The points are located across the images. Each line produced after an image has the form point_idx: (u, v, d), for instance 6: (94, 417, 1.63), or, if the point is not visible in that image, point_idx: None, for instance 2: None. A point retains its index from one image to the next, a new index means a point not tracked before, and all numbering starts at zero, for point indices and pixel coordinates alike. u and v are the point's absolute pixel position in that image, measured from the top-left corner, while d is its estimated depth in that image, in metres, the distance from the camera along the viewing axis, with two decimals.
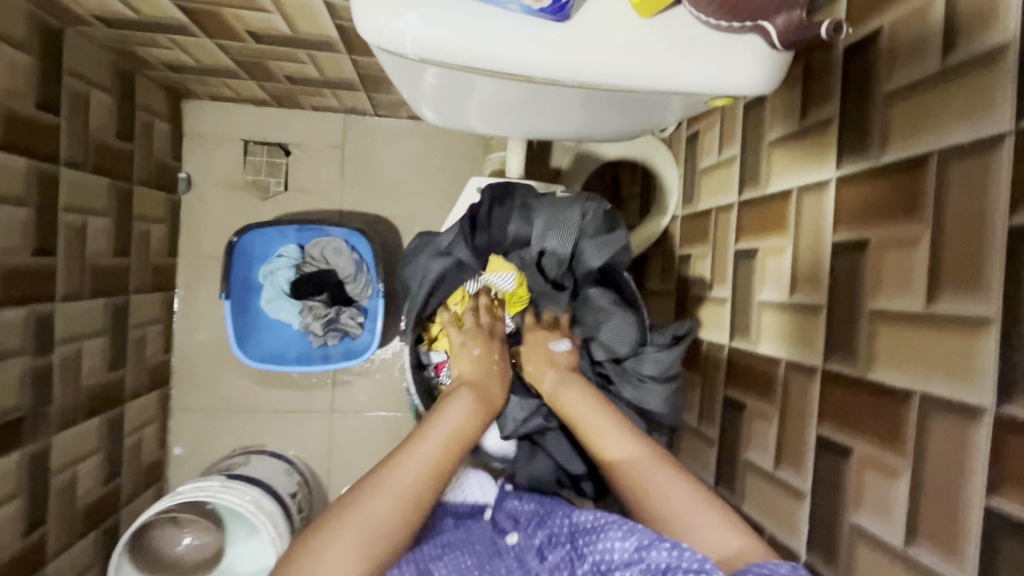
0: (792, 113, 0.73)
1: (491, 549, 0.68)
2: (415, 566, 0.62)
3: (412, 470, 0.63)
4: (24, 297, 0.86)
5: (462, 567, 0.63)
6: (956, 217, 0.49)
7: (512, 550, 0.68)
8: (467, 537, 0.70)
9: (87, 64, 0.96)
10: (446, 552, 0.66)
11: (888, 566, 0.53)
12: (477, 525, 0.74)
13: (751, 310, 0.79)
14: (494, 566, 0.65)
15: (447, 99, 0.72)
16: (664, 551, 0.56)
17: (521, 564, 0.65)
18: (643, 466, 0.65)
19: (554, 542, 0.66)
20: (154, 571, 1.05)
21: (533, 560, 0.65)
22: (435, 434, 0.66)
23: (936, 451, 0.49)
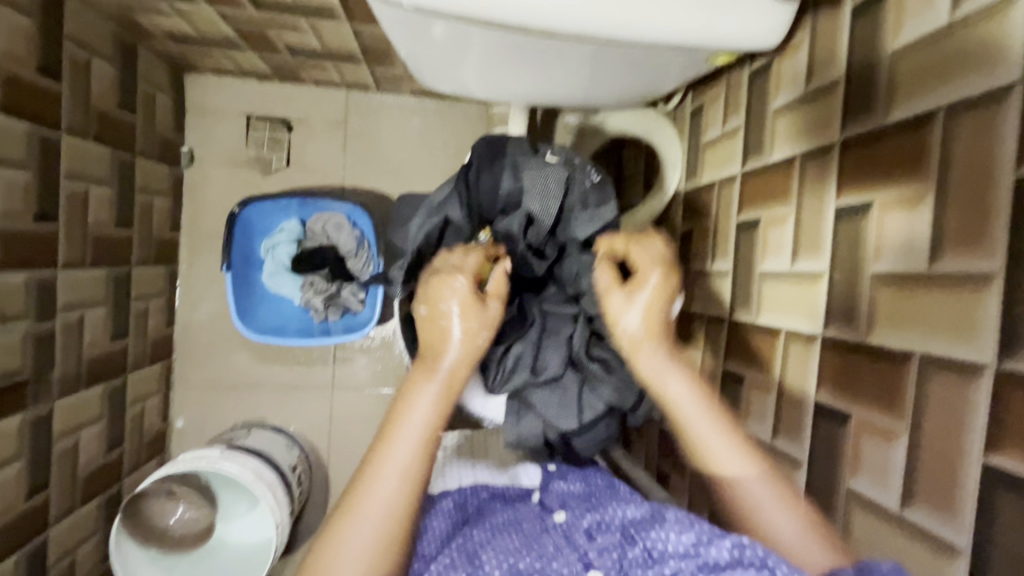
0: (797, 78, 0.72)
1: (539, 528, 0.68)
2: (463, 556, 0.63)
3: (400, 463, 0.59)
4: (25, 262, 0.86)
5: (511, 550, 0.62)
6: (962, 174, 0.48)
7: (561, 528, 0.68)
8: (515, 518, 0.70)
9: (87, 31, 0.96)
10: (495, 536, 0.66)
11: (884, 530, 0.53)
12: (526, 506, 0.73)
13: (752, 281, 0.78)
14: (542, 545, 0.64)
15: (448, 57, 0.71)
16: (724, 549, 0.55)
17: (569, 543, 0.65)
18: (703, 426, 0.62)
19: (604, 526, 0.65)
20: (141, 535, 1.02)
21: (581, 540, 0.64)
22: (418, 415, 0.61)
23: (934, 412, 0.48)
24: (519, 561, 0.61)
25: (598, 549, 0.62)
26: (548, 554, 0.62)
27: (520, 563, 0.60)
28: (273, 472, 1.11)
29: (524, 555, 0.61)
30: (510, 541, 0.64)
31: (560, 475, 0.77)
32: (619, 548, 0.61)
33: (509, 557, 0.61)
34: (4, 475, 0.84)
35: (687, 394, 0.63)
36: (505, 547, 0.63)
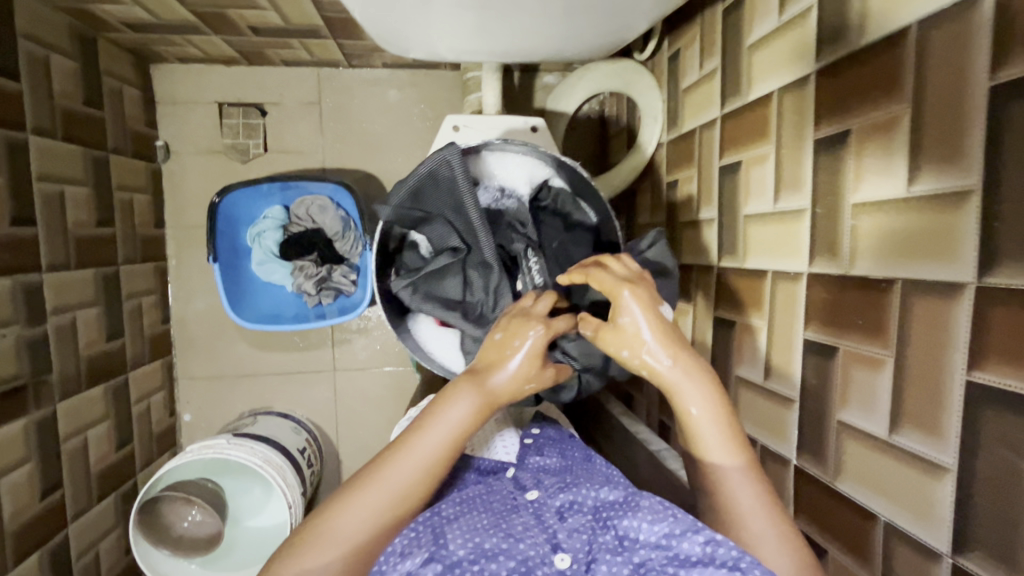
0: (771, 9, 0.69)
1: (510, 505, 0.66)
2: (428, 532, 0.58)
3: (418, 465, 0.61)
4: (9, 267, 0.86)
5: (478, 528, 0.59)
6: (936, 90, 0.46)
7: (530, 507, 0.66)
8: (487, 493, 0.68)
9: (41, 26, 0.94)
10: (464, 511, 0.63)
11: (873, 456, 0.53)
12: (500, 482, 0.72)
13: (737, 226, 0.77)
14: (510, 523, 0.61)
15: (411, 15, 0.68)
16: (697, 544, 0.55)
17: (539, 522, 0.63)
18: (701, 414, 0.59)
19: (577, 507, 0.64)
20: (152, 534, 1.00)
21: (553, 520, 0.63)
22: (449, 420, 0.62)
23: (918, 335, 0.48)
24: (485, 541, 0.58)
25: (569, 531, 0.61)
26: (516, 533, 0.59)
27: (486, 543, 0.57)
28: (282, 456, 1.13)
29: (491, 534, 0.58)
30: (480, 518, 0.61)
31: (535, 450, 0.80)
32: (591, 532, 0.60)
33: (476, 536, 0.58)
34: (16, 478, 0.85)
35: (692, 386, 0.59)
36: (473, 525, 0.60)
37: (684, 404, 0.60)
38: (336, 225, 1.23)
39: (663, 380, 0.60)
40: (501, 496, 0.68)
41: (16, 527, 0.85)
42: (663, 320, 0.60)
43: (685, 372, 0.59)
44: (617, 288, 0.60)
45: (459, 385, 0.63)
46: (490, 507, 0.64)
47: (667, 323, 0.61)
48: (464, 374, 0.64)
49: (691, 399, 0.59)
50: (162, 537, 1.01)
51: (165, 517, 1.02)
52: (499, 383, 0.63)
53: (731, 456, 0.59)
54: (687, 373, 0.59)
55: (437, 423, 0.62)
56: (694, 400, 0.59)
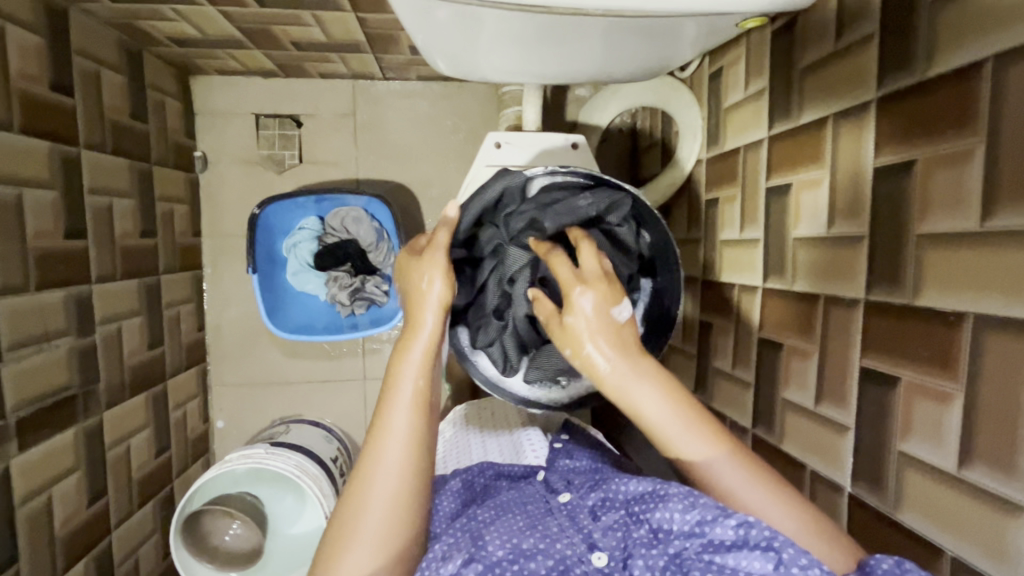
0: (826, 34, 0.69)
1: (545, 509, 0.68)
2: (467, 538, 0.61)
3: (396, 454, 0.58)
4: (62, 279, 0.88)
5: (515, 531, 0.62)
6: (1013, 127, 0.46)
7: (565, 508, 0.67)
8: (521, 498, 0.71)
9: (93, 43, 0.96)
10: (499, 515, 0.66)
11: (939, 490, 0.53)
12: (532, 486, 0.74)
13: (785, 248, 0.76)
14: (546, 525, 0.64)
15: (463, 40, 0.69)
16: (729, 528, 0.53)
17: (573, 523, 0.64)
18: (651, 409, 0.57)
19: (609, 504, 0.65)
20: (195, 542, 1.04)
21: (587, 520, 0.64)
22: (403, 403, 0.59)
23: (993, 373, 0.48)
24: (523, 542, 0.60)
25: (603, 530, 0.62)
26: (552, 534, 0.62)
27: (524, 544, 0.60)
28: (317, 466, 1.14)
29: (527, 535, 0.61)
30: (516, 521, 0.64)
31: (565, 452, 0.82)
32: (624, 528, 0.61)
33: (512, 537, 0.61)
34: (66, 486, 0.87)
35: (642, 388, 0.57)
36: (509, 528, 0.62)
37: (642, 410, 0.57)
38: (371, 236, 1.24)
39: (602, 382, 0.58)
40: (534, 500, 0.70)
41: (65, 535, 0.86)
42: (615, 321, 0.59)
43: (632, 367, 0.57)
44: (570, 284, 0.60)
45: (399, 359, 0.61)
46: (524, 510, 0.67)
47: (619, 325, 0.59)
48: (398, 337, 0.61)
49: (633, 389, 0.57)
50: (205, 546, 1.05)
51: (206, 527, 1.05)
52: (428, 321, 0.61)
53: (703, 442, 0.57)
54: (631, 365, 0.57)
55: (396, 406, 0.59)
56: (645, 398, 0.57)
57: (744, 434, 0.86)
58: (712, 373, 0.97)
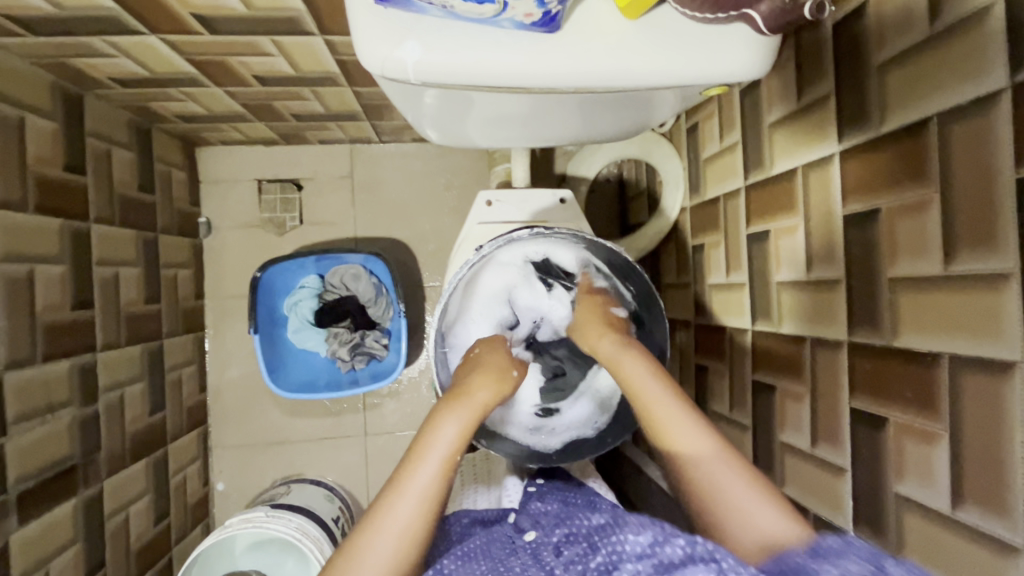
0: (788, 92, 0.74)
1: (509, 549, 0.68)
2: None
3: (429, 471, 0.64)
4: (68, 350, 0.90)
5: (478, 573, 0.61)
6: (963, 176, 0.49)
7: (529, 547, 0.68)
8: (487, 540, 0.70)
9: (106, 124, 1.02)
10: (466, 562, 0.64)
11: (938, 532, 0.53)
12: (502, 529, 0.74)
13: (769, 292, 0.79)
14: (508, 566, 0.63)
15: (448, 117, 0.73)
16: (678, 548, 0.53)
17: (536, 563, 0.64)
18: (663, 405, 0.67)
19: (571, 540, 0.66)
20: None
21: (549, 556, 0.65)
22: (444, 435, 0.66)
23: (973, 412, 0.49)
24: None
25: (563, 563, 0.62)
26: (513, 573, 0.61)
27: None
28: (319, 528, 1.12)
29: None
30: (478, 564, 0.63)
31: (537, 496, 0.81)
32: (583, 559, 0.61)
33: None
34: (63, 560, 0.86)
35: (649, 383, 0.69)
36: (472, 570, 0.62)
37: (628, 371, 0.71)
38: (369, 292, 1.27)
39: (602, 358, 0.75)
40: (500, 542, 0.70)
41: None
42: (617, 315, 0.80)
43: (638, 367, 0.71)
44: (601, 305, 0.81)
45: (442, 408, 0.69)
46: (488, 553, 0.66)
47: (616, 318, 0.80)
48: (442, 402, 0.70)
49: (626, 362, 0.72)
50: None
51: None
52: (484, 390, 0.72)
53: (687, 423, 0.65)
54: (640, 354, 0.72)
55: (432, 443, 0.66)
56: (649, 382, 0.69)
57: None
58: (711, 417, 0.97)
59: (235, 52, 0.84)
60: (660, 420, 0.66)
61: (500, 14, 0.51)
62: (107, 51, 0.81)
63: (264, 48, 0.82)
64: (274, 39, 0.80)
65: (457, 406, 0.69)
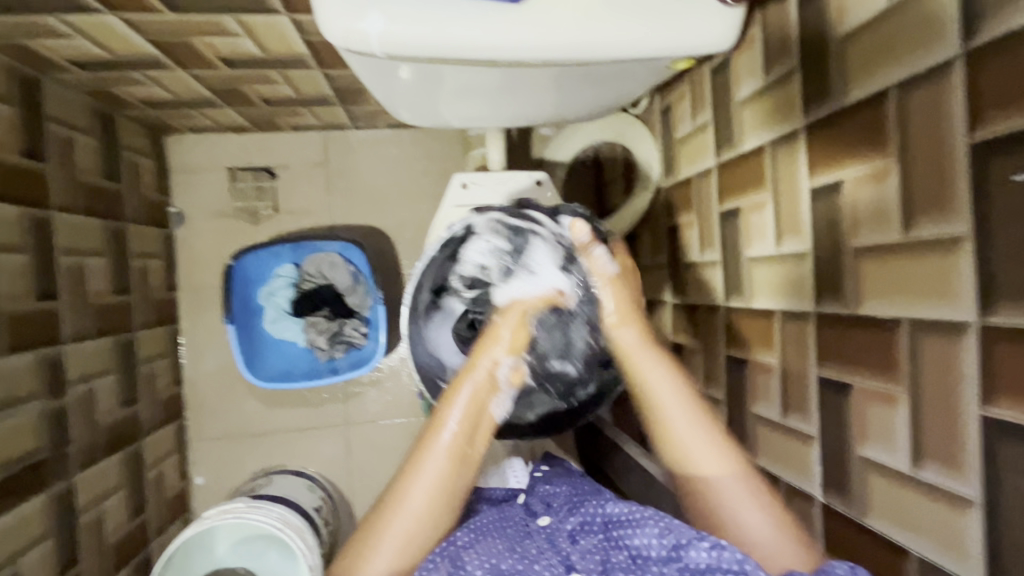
0: (756, 69, 0.75)
1: (524, 531, 0.71)
2: (446, 559, 0.63)
3: (430, 479, 0.66)
4: (32, 342, 0.87)
5: (494, 552, 0.65)
6: (920, 144, 0.50)
7: (545, 532, 0.70)
8: (501, 522, 0.72)
9: (66, 109, 0.99)
10: (479, 538, 0.67)
11: (898, 491, 0.54)
12: (513, 509, 0.77)
13: (741, 268, 0.80)
14: (524, 548, 0.67)
15: (420, 95, 0.73)
16: (703, 551, 0.56)
17: (553, 546, 0.67)
18: (675, 416, 0.68)
19: (587, 528, 0.68)
20: None
21: (565, 542, 0.67)
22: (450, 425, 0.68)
23: (930, 373, 0.50)
24: (501, 562, 0.64)
25: (581, 552, 0.65)
26: (530, 556, 0.65)
27: (502, 564, 0.63)
28: (301, 517, 1.11)
29: (507, 556, 0.65)
30: (495, 544, 0.67)
31: (544, 479, 0.81)
32: (602, 553, 0.64)
33: (492, 557, 0.64)
34: (35, 555, 0.84)
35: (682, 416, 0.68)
36: (489, 549, 0.65)
37: (654, 390, 0.70)
38: (346, 280, 1.26)
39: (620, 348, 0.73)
40: (514, 523, 0.73)
41: None
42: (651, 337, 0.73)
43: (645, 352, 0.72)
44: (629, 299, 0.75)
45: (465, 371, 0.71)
46: (504, 533, 0.69)
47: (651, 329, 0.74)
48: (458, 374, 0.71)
49: (649, 369, 0.71)
50: None
51: None
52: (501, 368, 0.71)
53: (698, 424, 0.67)
54: (626, 319, 0.74)
55: (445, 425, 0.68)
56: (677, 419, 0.68)
57: None
58: None
59: (199, 32, 0.81)
60: (669, 420, 0.68)
61: None
62: (63, 31, 0.78)
63: (229, 28, 0.80)
64: (238, 18, 0.78)
65: (469, 380, 0.70)
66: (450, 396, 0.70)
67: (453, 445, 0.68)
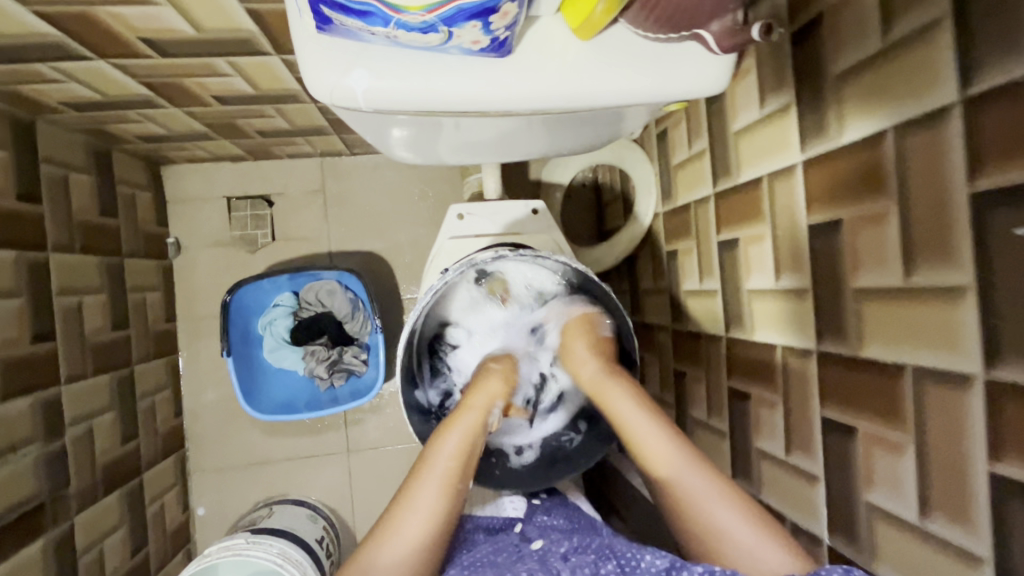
0: (751, 100, 0.74)
1: (517, 556, 0.70)
2: None
3: (437, 479, 0.69)
4: (28, 385, 0.87)
5: None
6: (919, 188, 0.49)
7: (537, 555, 0.69)
8: (494, 552, 0.72)
9: (62, 148, 0.99)
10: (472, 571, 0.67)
11: (905, 540, 0.53)
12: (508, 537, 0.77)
13: (741, 299, 0.79)
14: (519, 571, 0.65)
15: (414, 139, 0.72)
16: (695, 573, 0.57)
17: (545, 565, 0.66)
18: (643, 430, 0.72)
19: (582, 550, 0.69)
20: None
21: (557, 562, 0.66)
22: (446, 449, 0.71)
23: (936, 422, 0.49)
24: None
25: (573, 569, 0.64)
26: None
27: None
28: (302, 551, 1.10)
29: None
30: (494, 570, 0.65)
31: (542, 509, 0.85)
32: (592, 566, 0.64)
33: None
34: None
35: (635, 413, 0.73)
36: None
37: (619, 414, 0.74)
38: (346, 308, 1.25)
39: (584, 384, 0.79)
40: (509, 548, 0.72)
41: None
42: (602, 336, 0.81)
43: (609, 378, 0.77)
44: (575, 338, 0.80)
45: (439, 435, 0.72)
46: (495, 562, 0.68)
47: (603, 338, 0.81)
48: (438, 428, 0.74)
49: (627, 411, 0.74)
50: None
51: None
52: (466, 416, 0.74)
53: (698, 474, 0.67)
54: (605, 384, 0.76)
55: (444, 445, 0.71)
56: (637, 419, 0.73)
57: None
58: (689, 422, 0.97)
59: (191, 74, 0.81)
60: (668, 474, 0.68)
61: (447, 42, 0.50)
62: (55, 76, 0.78)
63: (221, 70, 0.80)
64: (229, 60, 0.78)
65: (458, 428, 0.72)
66: (438, 440, 0.72)
67: (448, 472, 0.70)
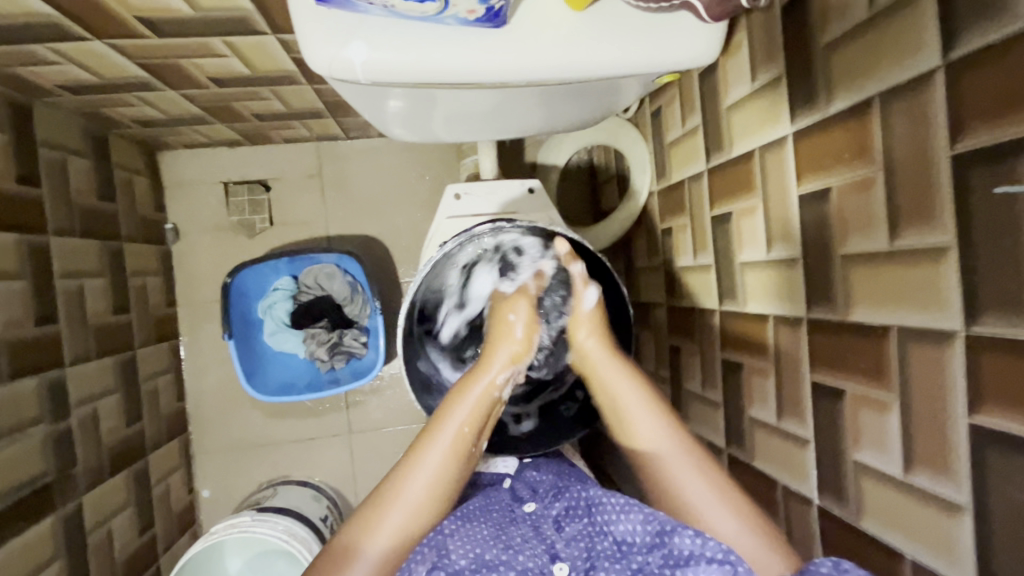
0: (742, 74, 0.75)
1: (509, 516, 0.73)
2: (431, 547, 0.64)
3: (441, 450, 0.67)
4: (34, 367, 0.88)
5: (479, 540, 0.65)
6: (903, 153, 0.50)
7: (529, 519, 0.72)
8: (487, 505, 0.74)
9: (60, 133, 1.00)
10: (465, 523, 0.67)
11: (890, 495, 0.55)
12: (498, 492, 0.78)
13: (734, 273, 0.81)
14: (510, 536, 0.67)
15: (412, 115, 0.73)
16: (687, 538, 0.59)
17: (537, 535, 0.69)
18: (629, 399, 0.73)
19: (572, 513, 0.70)
20: None
21: (550, 531, 0.69)
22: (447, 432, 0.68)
23: (919, 379, 0.51)
24: (487, 552, 0.64)
25: (566, 541, 0.67)
26: (515, 545, 0.66)
27: (488, 554, 0.63)
28: (307, 528, 1.12)
29: (492, 546, 0.64)
30: (481, 530, 0.67)
31: (533, 466, 0.84)
32: (588, 541, 0.66)
33: (476, 547, 0.64)
34: None
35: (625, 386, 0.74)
36: (474, 536, 0.65)
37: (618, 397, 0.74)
38: (345, 291, 1.26)
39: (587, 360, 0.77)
40: (500, 508, 0.74)
41: None
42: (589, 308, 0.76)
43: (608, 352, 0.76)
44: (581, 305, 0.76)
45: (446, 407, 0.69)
46: (489, 518, 0.70)
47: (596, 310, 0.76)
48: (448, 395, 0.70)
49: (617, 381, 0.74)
50: None
51: None
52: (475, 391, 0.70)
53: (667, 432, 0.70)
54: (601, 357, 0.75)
55: (452, 415, 0.69)
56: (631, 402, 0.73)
57: (720, 454, 0.88)
58: (684, 396, 0.99)
59: (187, 55, 0.82)
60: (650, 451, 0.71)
61: (443, 12, 0.51)
62: (52, 58, 0.78)
63: (217, 50, 0.81)
64: (226, 40, 0.78)
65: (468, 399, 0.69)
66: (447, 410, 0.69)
67: (456, 442, 0.68)
